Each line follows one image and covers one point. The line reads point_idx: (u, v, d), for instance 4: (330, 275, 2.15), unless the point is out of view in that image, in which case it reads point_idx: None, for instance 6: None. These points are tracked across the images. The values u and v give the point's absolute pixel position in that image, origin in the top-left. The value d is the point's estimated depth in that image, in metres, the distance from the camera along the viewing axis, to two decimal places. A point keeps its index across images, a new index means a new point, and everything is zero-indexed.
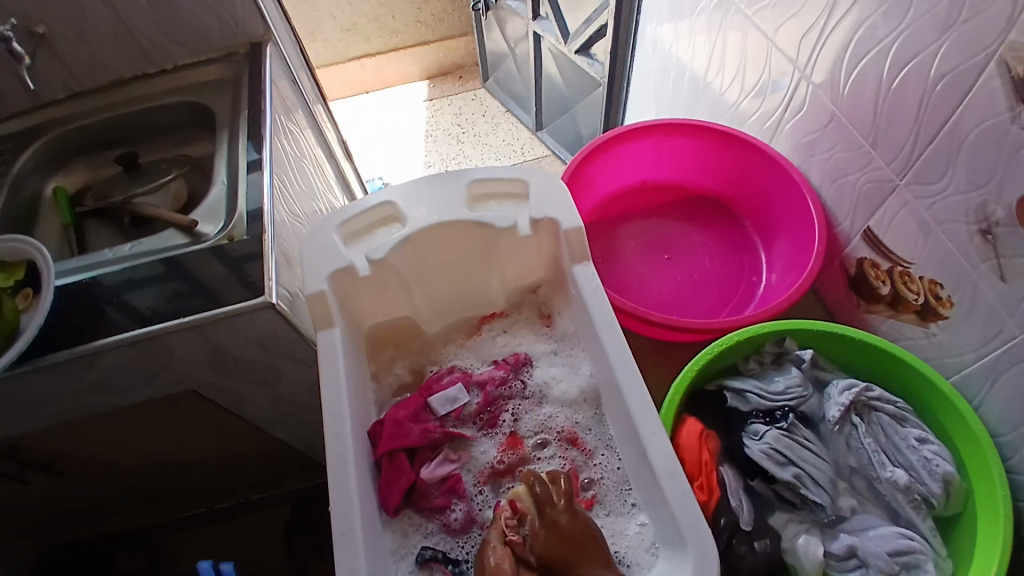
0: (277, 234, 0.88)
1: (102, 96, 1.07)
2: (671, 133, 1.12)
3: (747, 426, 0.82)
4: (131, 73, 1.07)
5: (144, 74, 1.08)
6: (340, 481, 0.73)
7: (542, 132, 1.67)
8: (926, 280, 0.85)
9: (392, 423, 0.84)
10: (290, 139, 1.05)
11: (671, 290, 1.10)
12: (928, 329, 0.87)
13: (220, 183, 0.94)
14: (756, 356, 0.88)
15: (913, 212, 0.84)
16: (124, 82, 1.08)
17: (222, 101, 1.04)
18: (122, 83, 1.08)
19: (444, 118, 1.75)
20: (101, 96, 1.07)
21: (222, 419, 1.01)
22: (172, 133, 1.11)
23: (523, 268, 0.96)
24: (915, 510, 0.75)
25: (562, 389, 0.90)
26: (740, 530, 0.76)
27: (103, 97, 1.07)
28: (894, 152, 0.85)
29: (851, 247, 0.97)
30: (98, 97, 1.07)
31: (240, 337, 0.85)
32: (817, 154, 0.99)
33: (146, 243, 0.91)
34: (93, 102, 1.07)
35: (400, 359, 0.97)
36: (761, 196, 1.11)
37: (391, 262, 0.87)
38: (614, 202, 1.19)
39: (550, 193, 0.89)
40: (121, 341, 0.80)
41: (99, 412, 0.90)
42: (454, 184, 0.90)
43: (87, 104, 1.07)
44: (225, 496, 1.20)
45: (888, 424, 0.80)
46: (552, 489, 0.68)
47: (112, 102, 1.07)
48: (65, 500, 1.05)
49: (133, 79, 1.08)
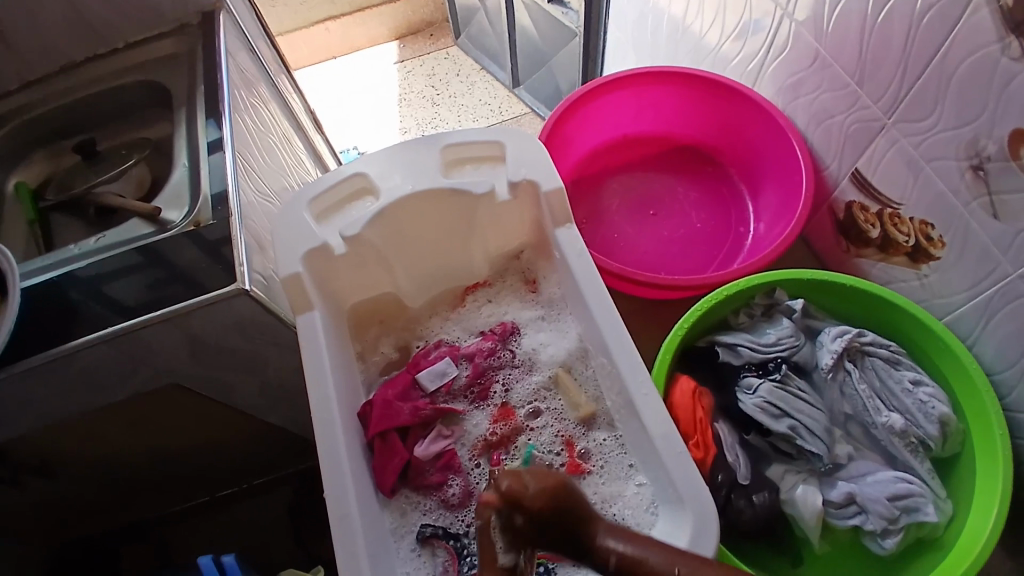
0: (246, 216, 0.84)
1: (54, 82, 1.01)
2: (649, 83, 1.08)
3: (740, 381, 0.80)
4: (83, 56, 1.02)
5: (95, 56, 1.02)
6: (333, 467, 0.72)
7: (520, 89, 1.61)
8: (916, 221, 0.83)
9: (382, 403, 0.82)
10: (252, 114, 1.00)
11: (658, 248, 1.07)
12: (919, 271, 0.85)
13: (181, 166, 0.89)
14: (746, 308, 0.86)
15: (902, 150, 0.82)
16: (75, 65, 1.02)
17: (177, 79, 0.98)
18: (72, 68, 1.02)
19: (416, 80, 1.68)
20: (53, 82, 1.01)
21: (212, 408, 0.99)
22: (130, 116, 1.05)
23: (504, 235, 0.93)
24: (913, 454, 0.75)
25: (550, 354, 0.89)
26: (738, 485, 0.75)
27: (53, 84, 1.01)
28: (881, 91, 0.81)
29: (839, 190, 0.94)
30: (48, 85, 1.01)
31: (218, 327, 0.83)
32: (801, 95, 0.95)
33: (112, 234, 0.86)
34: (46, 89, 1.01)
35: (386, 336, 0.95)
36: (746, 143, 1.07)
37: (367, 238, 0.84)
38: (595, 159, 1.15)
39: (528, 155, 0.85)
40: (95, 339, 0.77)
41: (83, 410, 0.87)
42: (426, 152, 0.86)
43: (37, 93, 1.01)
44: (225, 483, 1.19)
45: (882, 367, 0.79)
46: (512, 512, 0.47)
47: (65, 88, 1.01)
48: (65, 498, 1.04)
49: (83, 62, 1.02)
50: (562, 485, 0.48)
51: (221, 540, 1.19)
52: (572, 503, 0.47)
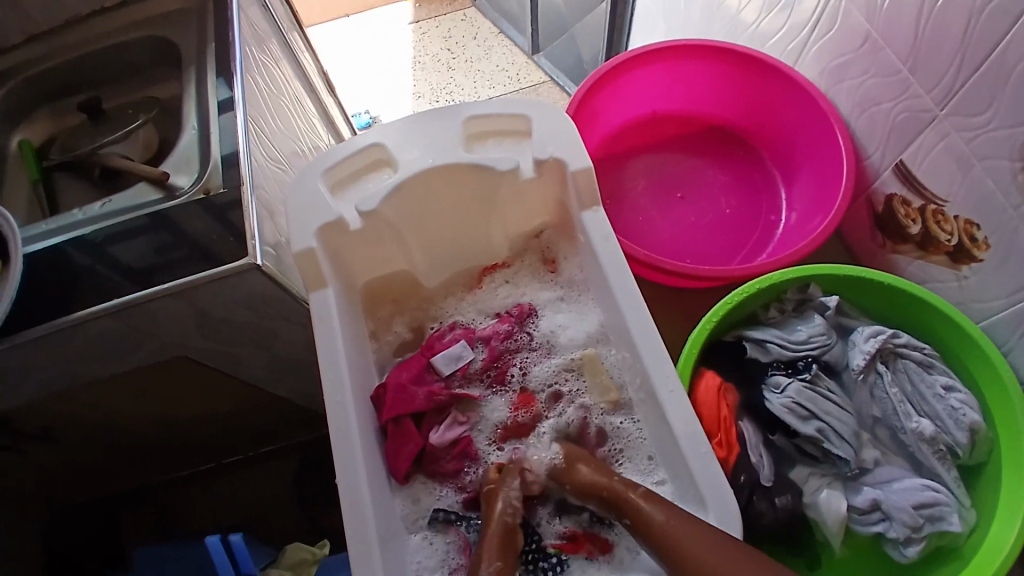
0: (258, 186, 0.80)
1: (62, 36, 0.97)
2: (683, 58, 1.03)
3: (767, 379, 0.78)
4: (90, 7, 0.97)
5: (103, 9, 0.97)
6: (345, 452, 0.70)
7: (538, 56, 1.54)
8: (960, 220, 0.79)
9: (395, 386, 0.80)
10: (263, 74, 0.95)
11: (685, 233, 1.03)
12: (959, 273, 0.82)
13: (190, 129, 0.83)
14: (777, 303, 0.83)
15: (952, 146, 0.78)
16: (81, 18, 0.97)
17: (186, 35, 0.93)
18: (76, 22, 0.97)
19: (432, 43, 1.60)
20: (60, 36, 0.97)
21: (219, 380, 0.96)
22: (140, 74, 0.99)
23: (525, 213, 0.89)
24: (940, 461, 0.73)
25: (569, 336, 0.86)
26: (760, 486, 0.73)
27: (61, 39, 0.97)
28: (935, 80, 0.77)
29: (879, 181, 0.90)
30: (55, 39, 0.97)
31: (228, 301, 0.80)
32: (847, 78, 0.90)
33: (119, 200, 0.79)
34: (51, 45, 0.97)
35: (399, 316, 0.92)
36: (782, 126, 1.03)
37: (384, 213, 0.81)
38: (622, 137, 1.11)
39: (555, 131, 0.81)
40: (98, 312, 0.75)
41: (88, 378, 0.85)
42: (446, 123, 0.82)
43: (42, 48, 0.96)
44: (230, 451, 1.17)
45: (914, 371, 0.77)
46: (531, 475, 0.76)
47: (70, 42, 0.97)
48: (71, 464, 1.03)
49: (89, 16, 0.97)
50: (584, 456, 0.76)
51: (226, 508, 1.17)
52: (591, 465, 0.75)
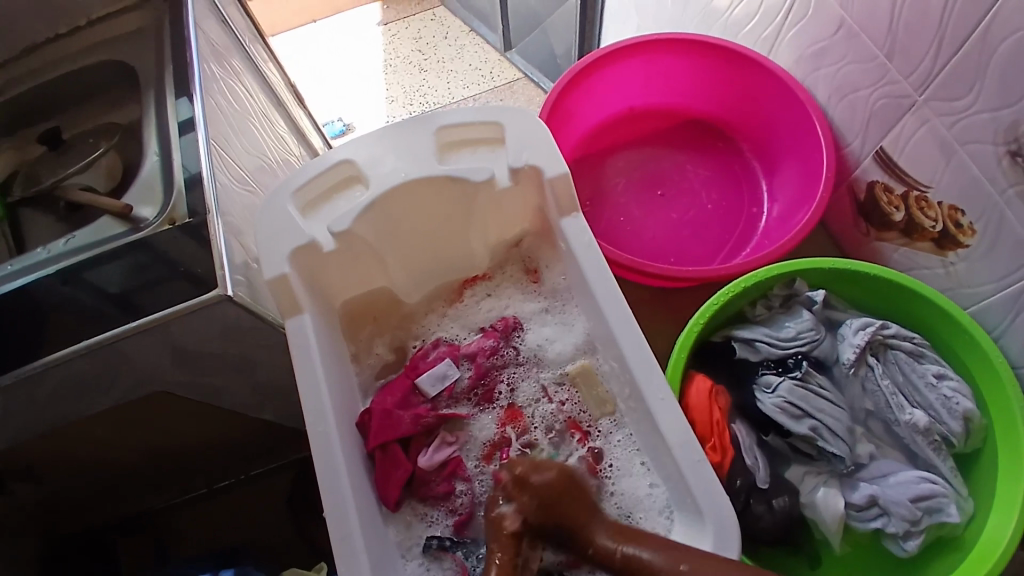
0: (225, 213, 0.77)
1: (20, 66, 0.95)
2: (659, 51, 1.01)
3: (758, 378, 0.77)
4: (50, 31, 0.95)
5: (55, 37, 0.95)
6: (331, 481, 0.68)
7: (511, 53, 1.51)
8: (945, 206, 0.79)
9: (380, 412, 0.79)
10: (226, 91, 0.92)
11: (668, 231, 1.02)
12: (946, 259, 0.81)
13: (153, 156, 0.80)
14: (764, 300, 0.82)
15: (933, 131, 0.77)
16: (36, 47, 0.95)
17: (145, 55, 0.89)
18: (33, 51, 0.95)
19: (402, 45, 1.57)
20: (19, 66, 0.95)
21: (201, 409, 0.94)
22: (98, 98, 0.96)
23: (503, 223, 0.88)
24: (936, 452, 0.73)
25: (557, 350, 0.85)
26: (756, 489, 0.73)
27: (18, 69, 0.95)
28: (913, 64, 0.77)
29: (861, 170, 0.90)
30: (15, 70, 0.95)
31: (202, 333, 0.78)
32: (823, 67, 0.90)
33: (82, 235, 0.76)
34: (11, 77, 0.94)
35: (380, 336, 0.90)
36: (761, 116, 1.01)
37: (358, 233, 0.78)
38: (599, 134, 1.09)
39: (530, 136, 0.79)
40: (72, 353, 0.73)
41: (66, 416, 0.83)
42: (418, 134, 0.79)
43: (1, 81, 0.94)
44: (222, 475, 1.13)
45: (905, 361, 0.76)
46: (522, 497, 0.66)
47: (31, 71, 0.94)
48: (54, 503, 1.00)
49: (42, 45, 0.95)
50: (564, 484, 0.66)
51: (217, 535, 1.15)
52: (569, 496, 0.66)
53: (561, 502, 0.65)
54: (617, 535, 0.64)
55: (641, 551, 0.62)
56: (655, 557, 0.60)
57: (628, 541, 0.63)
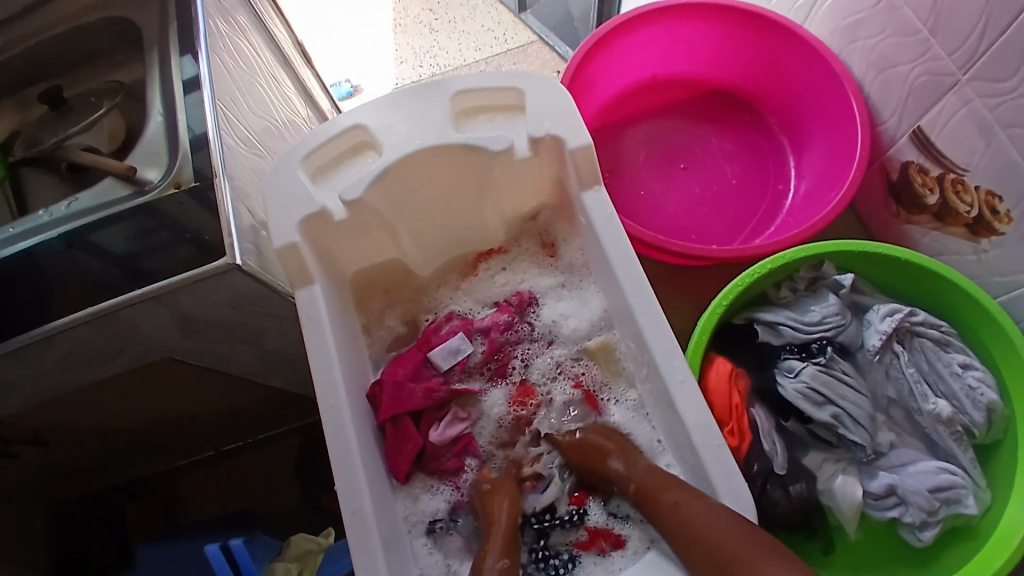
0: (234, 178, 0.74)
1: (13, 26, 0.89)
2: (686, 16, 0.97)
3: (781, 362, 0.76)
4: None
5: (42, 1, 0.89)
6: (342, 455, 0.67)
7: (526, 14, 1.45)
8: (982, 190, 0.76)
9: (392, 385, 0.77)
10: (232, 48, 0.88)
11: (688, 207, 0.99)
12: (978, 245, 0.78)
13: (156, 117, 0.77)
14: (788, 282, 0.80)
15: (974, 112, 0.74)
16: (30, 6, 0.89)
17: (146, 10, 0.85)
18: (24, 13, 0.89)
19: (412, 3, 1.50)
20: (12, 25, 0.89)
21: (208, 377, 0.92)
22: (102, 58, 0.92)
23: (521, 195, 0.85)
24: (957, 442, 0.72)
25: (572, 326, 0.83)
26: (774, 475, 0.72)
27: (10, 28, 0.89)
28: (958, 40, 0.73)
29: (895, 149, 0.87)
30: (8, 28, 0.89)
31: (210, 302, 0.75)
32: (859, 39, 0.87)
33: (85, 198, 0.73)
34: (6, 32, 0.89)
35: (392, 308, 0.88)
36: (791, 86, 0.98)
37: (370, 201, 0.75)
38: (621, 103, 1.05)
39: (550, 105, 0.75)
40: (72, 322, 0.71)
41: (73, 383, 0.81)
42: (433, 100, 0.76)
43: None
44: (233, 437, 1.11)
45: (930, 349, 0.74)
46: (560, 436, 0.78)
47: (27, 29, 0.89)
48: (61, 468, 0.99)
49: (29, 9, 0.89)
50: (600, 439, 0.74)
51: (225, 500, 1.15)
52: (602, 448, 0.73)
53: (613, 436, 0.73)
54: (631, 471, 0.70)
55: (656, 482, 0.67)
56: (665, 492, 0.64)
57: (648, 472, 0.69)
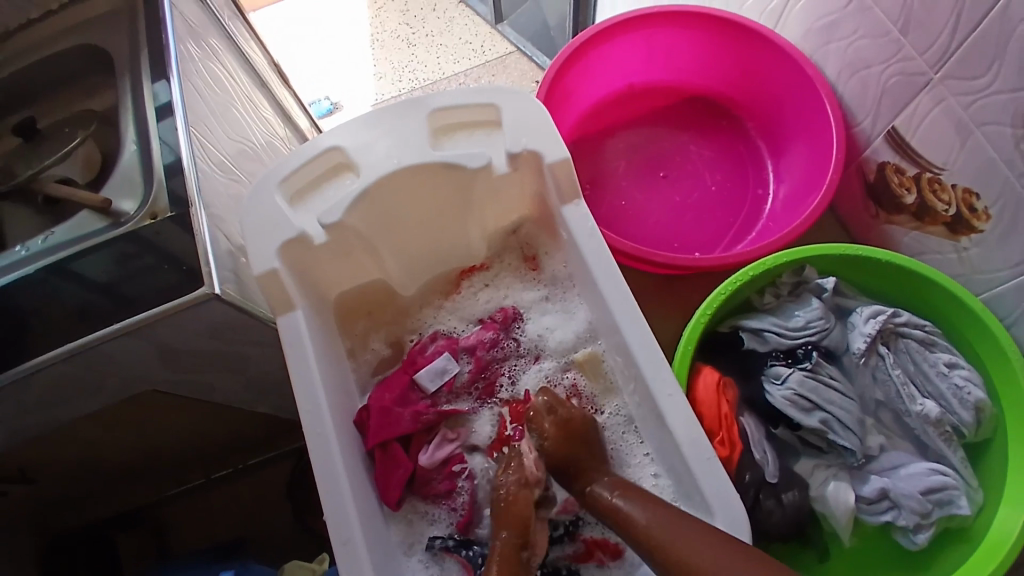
0: (209, 206, 0.73)
1: None
2: (661, 25, 0.97)
3: (767, 370, 0.76)
4: (14, 19, 0.88)
5: (18, 28, 0.88)
6: (331, 485, 0.66)
7: (503, 26, 1.45)
8: (959, 189, 0.76)
9: (379, 411, 0.76)
10: (205, 73, 0.87)
11: (670, 216, 0.99)
12: (959, 244, 0.79)
13: (130, 146, 0.75)
14: (772, 288, 0.80)
15: (949, 111, 0.75)
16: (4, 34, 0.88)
17: (118, 37, 0.84)
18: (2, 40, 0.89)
19: (389, 18, 1.50)
20: None
21: (193, 406, 0.91)
22: (74, 84, 0.90)
23: (501, 210, 0.84)
24: (946, 442, 0.72)
25: (558, 340, 0.83)
26: (766, 484, 0.72)
27: None
28: (930, 41, 0.74)
29: (872, 150, 0.87)
30: None
31: (190, 333, 0.74)
32: (833, 41, 0.87)
33: (60, 232, 0.72)
34: None
35: (375, 330, 0.87)
36: (767, 91, 0.98)
37: (349, 224, 0.75)
38: (599, 114, 1.05)
39: (528, 118, 0.74)
40: (50, 359, 0.70)
41: (55, 419, 0.80)
42: (409, 119, 0.75)
43: None
44: (221, 464, 1.10)
45: (916, 350, 0.74)
46: (548, 418, 0.71)
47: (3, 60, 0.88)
48: (48, 504, 0.97)
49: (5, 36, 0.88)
50: (583, 425, 0.71)
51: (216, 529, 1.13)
52: (586, 441, 0.70)
53: (571, 444, 0.69)
54: (618, 489, 0.65)
55: (622, 501, 0.63)
56: (634, 507, 0.61)
57: (620, 494, 0.64)
